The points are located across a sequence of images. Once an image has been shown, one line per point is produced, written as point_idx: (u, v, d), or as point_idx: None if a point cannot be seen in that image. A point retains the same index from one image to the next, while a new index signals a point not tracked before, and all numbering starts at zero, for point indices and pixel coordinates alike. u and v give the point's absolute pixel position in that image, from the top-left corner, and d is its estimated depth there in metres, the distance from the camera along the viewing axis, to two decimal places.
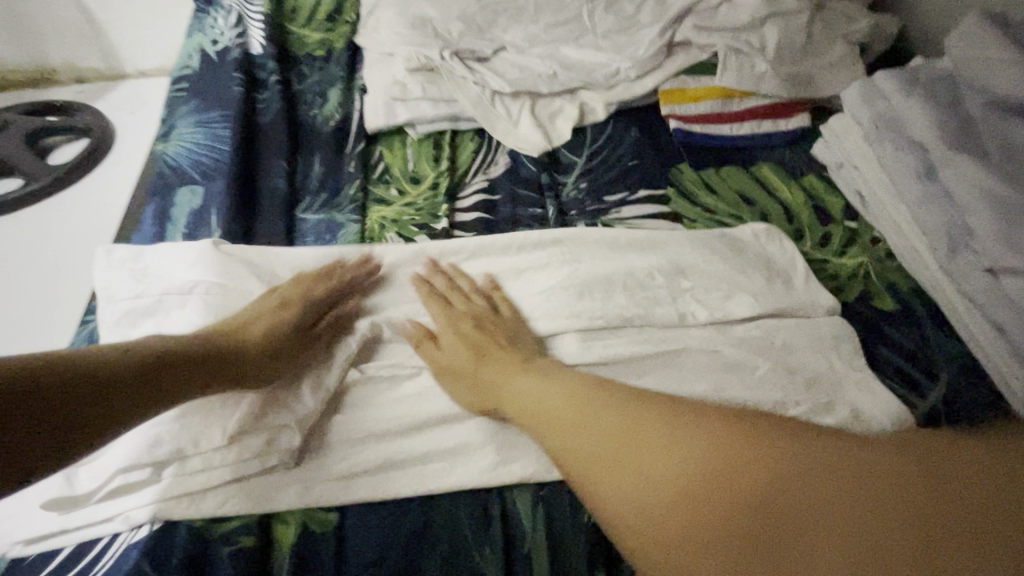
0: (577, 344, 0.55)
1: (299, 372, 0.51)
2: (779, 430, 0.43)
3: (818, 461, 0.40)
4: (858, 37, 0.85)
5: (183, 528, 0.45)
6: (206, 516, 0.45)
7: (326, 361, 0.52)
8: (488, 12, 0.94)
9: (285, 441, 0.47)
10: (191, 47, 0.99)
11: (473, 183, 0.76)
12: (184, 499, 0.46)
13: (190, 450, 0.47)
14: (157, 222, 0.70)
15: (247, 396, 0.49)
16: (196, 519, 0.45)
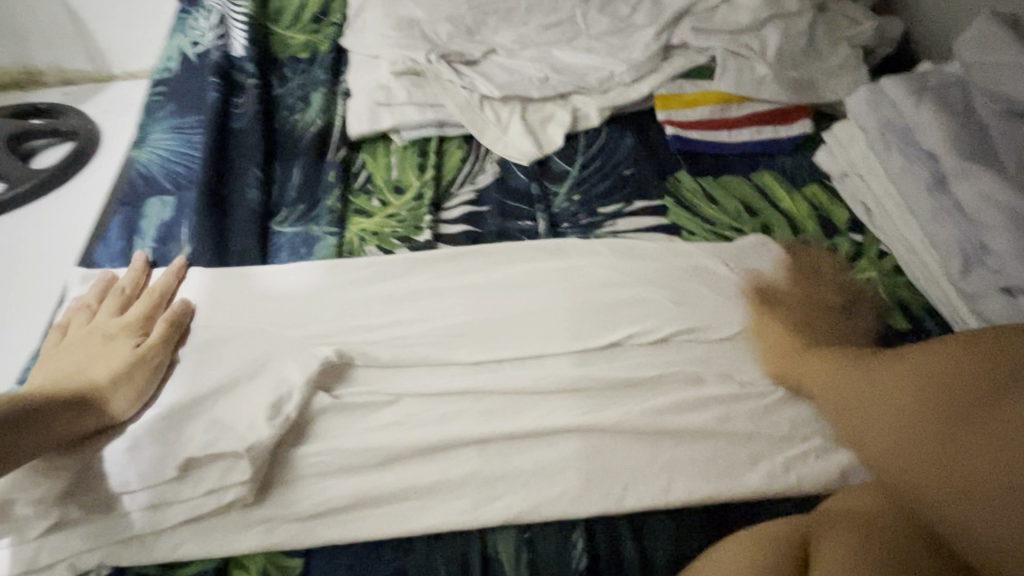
0: (569, 364, 0.51)
1: (253, 398, 0.47)
2: (891, 370, 0.45)
3: (904, 410, 0.43)
4: (862, 41, 0.82)
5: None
6: (161, 563, 0.42)
7: (286, 385, 0.48)
8: (478, 14, 0.90)
9: (242, 477, 0.43)
10: (171, 50, 0.95)
11: (459, 193, 0.72)
12: (138, 543, 0.43)
13: (142, 489, 0.43)
14: (124, 235, 0.67)
15: (201, 429, 0.45)
16: (151, 565, 0.42)
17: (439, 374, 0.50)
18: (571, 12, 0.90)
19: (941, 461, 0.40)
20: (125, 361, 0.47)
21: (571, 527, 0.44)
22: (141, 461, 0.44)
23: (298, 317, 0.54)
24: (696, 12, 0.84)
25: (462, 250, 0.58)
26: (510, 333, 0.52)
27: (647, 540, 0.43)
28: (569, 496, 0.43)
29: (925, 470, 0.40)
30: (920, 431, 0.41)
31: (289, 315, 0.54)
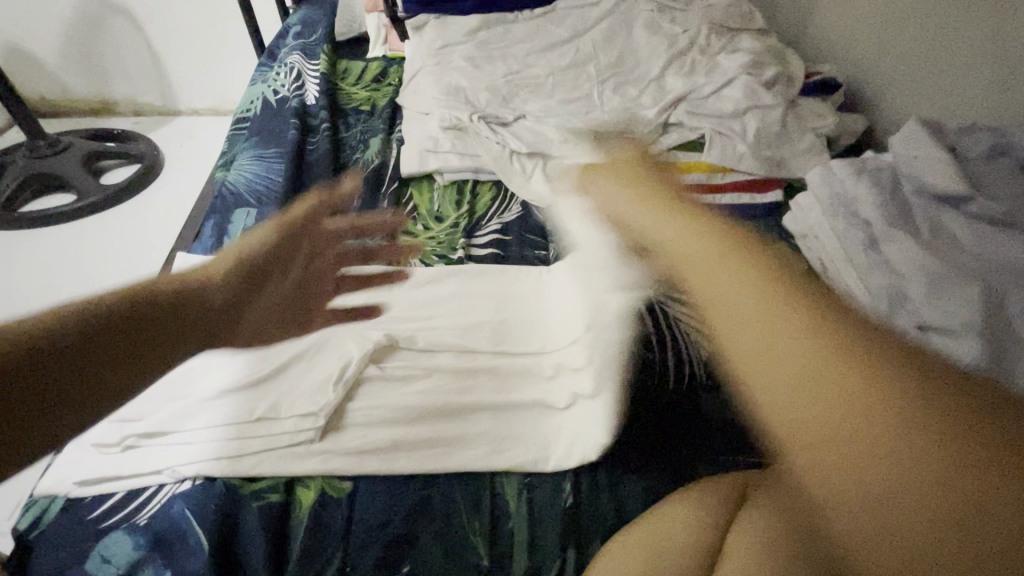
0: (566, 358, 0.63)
1: (321, 367, 0.60)
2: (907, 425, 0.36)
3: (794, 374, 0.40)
4: (827, 131, 1.00)
5: (221, 484, 0.52)
6: (242, 477, 0.53)
7: (346, 355, 0.60)
8: (512, 87, 1.11)
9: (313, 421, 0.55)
10: (255, 94, 1.14)
11: (488, 225, 0.87)
12: (223, 461, 0.53)
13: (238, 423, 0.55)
14: (216, 236, 0.83)
15: (280, 386, 0.58)
16: (233, 477, 0.53)
17: (466, 358, 0.63)
18: (589, 93, 1.10)
19: (907, 518, 0.34)
20: None
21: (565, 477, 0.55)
22: (230, 406, 0.57)
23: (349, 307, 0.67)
24: (691, 99, 1.03)
25: (491, 268, 0.73)
26: (523, 334, 0.66)
27: (621, 496, 0.54)
28: (561, 453, 0.56)
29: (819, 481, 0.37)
30: (872, 416, 0.37)
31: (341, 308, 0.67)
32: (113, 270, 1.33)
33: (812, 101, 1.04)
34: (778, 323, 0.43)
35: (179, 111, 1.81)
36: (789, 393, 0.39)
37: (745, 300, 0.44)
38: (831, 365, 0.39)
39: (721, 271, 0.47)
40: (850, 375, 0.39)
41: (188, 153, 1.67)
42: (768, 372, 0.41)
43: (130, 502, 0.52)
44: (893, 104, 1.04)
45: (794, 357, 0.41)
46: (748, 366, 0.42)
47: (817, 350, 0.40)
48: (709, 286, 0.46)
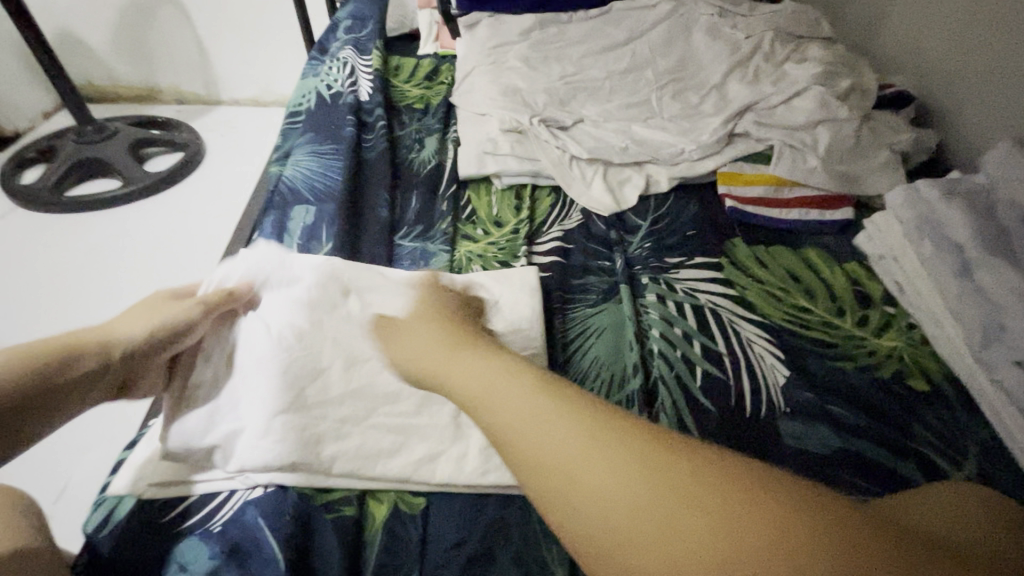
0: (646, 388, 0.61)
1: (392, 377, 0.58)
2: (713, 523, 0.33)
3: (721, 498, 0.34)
4: (902, 147, 0.95)
5: (294, 495, 0.51)
6: (315, 488, 0.52)
7: None
8: (570, 89, 1.08)
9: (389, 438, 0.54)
10: (308, 88, 1.13)
11: (549, 232, 0.86)
12: (301, 472, 0.52)
13: (312, 433, 0.53)
14: (275, 232, 0.82)
15: (349, 397, 0.56)
16: (306, 488, 0.52)
17: None
18: (648, 97, 1.06)
19: None
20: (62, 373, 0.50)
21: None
22: (294, 419, 0.54)
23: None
24: (758, 108, 0.99)
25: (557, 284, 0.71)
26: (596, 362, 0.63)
27: None
28: None
29: None
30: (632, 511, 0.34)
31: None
32: (166, 253, 1.33)
33: (886, 115, 1.00)
34: (571, 426, 0.39)
35: (220, 101, 1.82)
36: (608, 503, 0.35)
37: (500, 383, 0.44)
38: (648, 482, 0.35)
39: (546, 421, 0.40)
40: (684, 490, 0.34)
41: (227, 144, 1.67)
42: (573, 474, 0.37)
43: (204, 507, 0.52)
44: (971, 121, 0.99)
45: (587, 465, 0.37)
46: (506, 425, 0.41)
47: (624, 450, 0.37)
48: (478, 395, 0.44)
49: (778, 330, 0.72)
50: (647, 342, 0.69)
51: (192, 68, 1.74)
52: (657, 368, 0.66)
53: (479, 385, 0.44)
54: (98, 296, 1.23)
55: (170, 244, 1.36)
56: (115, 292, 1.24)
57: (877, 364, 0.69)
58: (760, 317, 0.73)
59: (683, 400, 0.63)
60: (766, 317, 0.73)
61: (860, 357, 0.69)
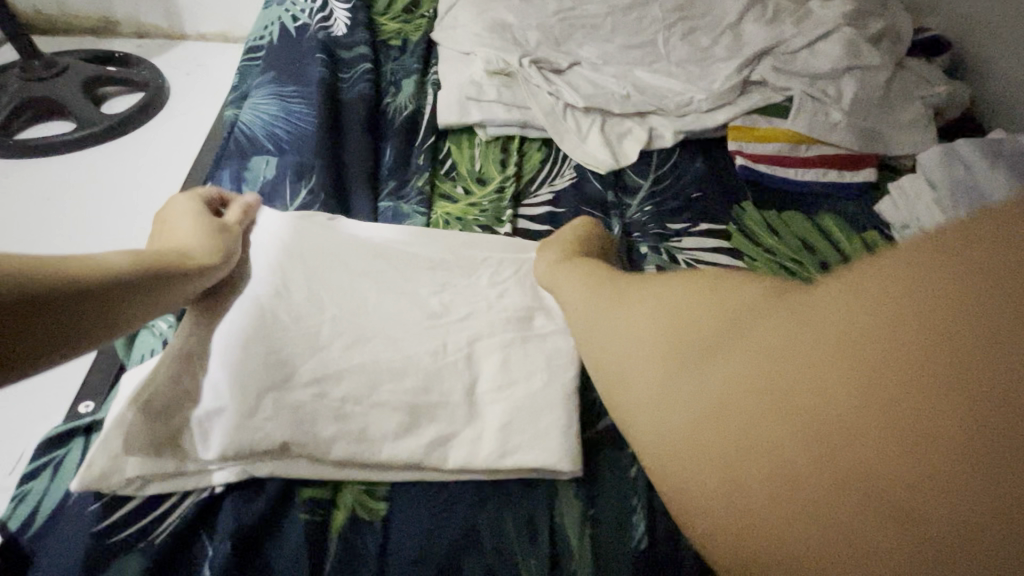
0: None
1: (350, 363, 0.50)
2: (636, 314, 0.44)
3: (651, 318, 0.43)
4: (936, 100, 0.85)
5: (274, 487, 0.46)
6: (295, 480, 0.47)
7: (384, 352, 0.51)
8: (566, 26, 0.95)
9: (349, 436, 0.47)
10: (270, 18, 0.99)
11: (537, 193, 0.77)
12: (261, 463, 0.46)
13: (249, 428, 0.45)
14: (233, 186, 0.72)
15: (294, 385, 0.48)
16: (286, 480, 0.47)
17: (529, 359, 0.53)
18: (654, 38, 0.94)
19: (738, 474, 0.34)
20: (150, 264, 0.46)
21: (632, 495, 0.48)
22: (225, 418, 0.46)
23: (393, 283, 0.57)
24: (778, 52, 0.87)
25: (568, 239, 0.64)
26: None
27: None
28: (635, 484, 0.49)
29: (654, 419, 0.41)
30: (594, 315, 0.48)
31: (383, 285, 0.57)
32: (120, 202, 1.17)
33: (918, 63, 0.89)
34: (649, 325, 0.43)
35: (185, 36, 1.60)
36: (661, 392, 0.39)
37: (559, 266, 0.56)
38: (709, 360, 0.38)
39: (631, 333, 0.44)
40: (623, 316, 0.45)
41: (198, 85, 1.47)
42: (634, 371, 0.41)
43: (140, 517, 0.45)
44: (1013, 74, 0.89)
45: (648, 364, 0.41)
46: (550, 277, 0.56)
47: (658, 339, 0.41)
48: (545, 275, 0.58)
49: None
50: None
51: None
52: None
53: (590, 325, 0.48)
54: (43, 245, 1.08)
55: (125, 191, 1.19)
56: (61, 241, 1.08)
57: None
58: None
59: None
60: None
61: None
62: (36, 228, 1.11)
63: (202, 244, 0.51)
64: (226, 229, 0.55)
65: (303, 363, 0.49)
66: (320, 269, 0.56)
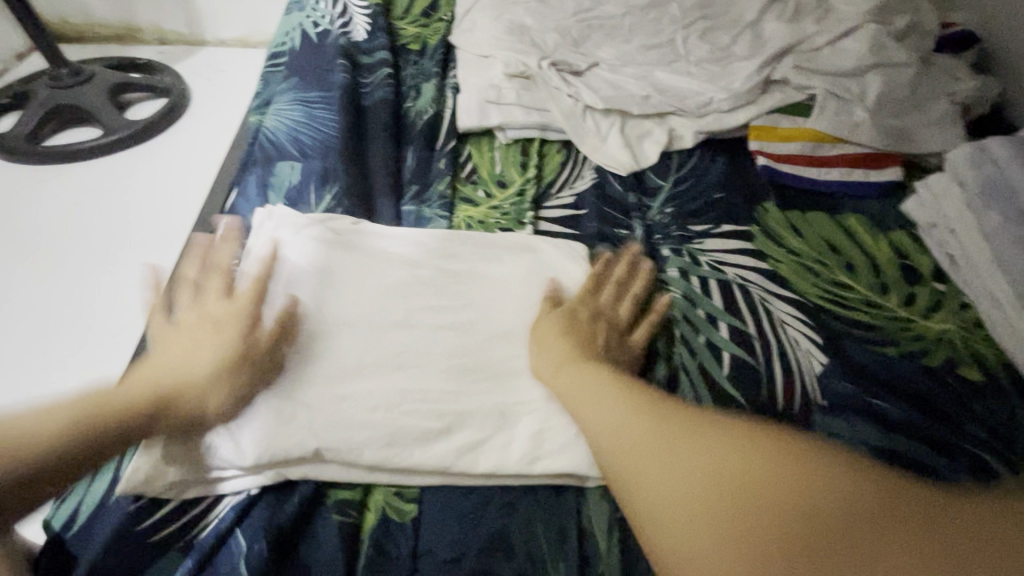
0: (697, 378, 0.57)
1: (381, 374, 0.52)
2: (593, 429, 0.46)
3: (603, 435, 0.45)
4: (963, 97, 0.83)
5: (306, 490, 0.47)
6: (326, 483, 0.48)
7: (414, 361, 0.53)
8: (584, 27, 0.95)
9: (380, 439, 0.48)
10: (291, 25, 1.00)
11: (558, 196, 0.77)
12: (295, 466, 0.48)
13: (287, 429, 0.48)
14: (259, 192, 0.73)
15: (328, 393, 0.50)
16: (318, 481, 0.48)
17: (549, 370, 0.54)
18: (673, 37, 0.93)
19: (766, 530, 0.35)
20: (125, 402, 0.45)
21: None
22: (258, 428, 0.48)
23: (400, 293, 0.58)
24: (800, 50, 0.87)
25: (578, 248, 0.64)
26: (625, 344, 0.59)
27: None
28: None
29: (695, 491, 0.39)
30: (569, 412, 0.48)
31: (408, 291, 0.58)
32: (145, 206, 1.19)
33: (945, 59, 0.87)
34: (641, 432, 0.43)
35: (206, 41, 1.62)
36: (714, 546, 0.35)
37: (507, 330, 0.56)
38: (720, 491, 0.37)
39: (601, 413, 0.46)
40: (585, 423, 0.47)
41: (219, 90, 1.50)
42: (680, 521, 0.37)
43: (181, 517, 0.46)
44: None
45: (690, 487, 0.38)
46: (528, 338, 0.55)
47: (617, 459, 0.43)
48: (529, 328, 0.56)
49: (814, 310, 0.64)
50: (668, 324, 0.62)
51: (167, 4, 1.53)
52: (676, 353, 0.59)
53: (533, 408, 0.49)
54: (71, 248, 1.10)
55: (148, 194, 1.21)
56: (89, 244, 1.11)
57: (925, 350, 0.61)
58: (795, 295, 0.66)
59: (707, 389, 0.56)
60: (801, 295, 0.66)
61: (906, 341, 0.62)
62: (65, 234, 1.13)
63: (221, 342, 0.50)
64: (235, 319, 0.52)
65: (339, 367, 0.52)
66: (355, 278, 0.58)
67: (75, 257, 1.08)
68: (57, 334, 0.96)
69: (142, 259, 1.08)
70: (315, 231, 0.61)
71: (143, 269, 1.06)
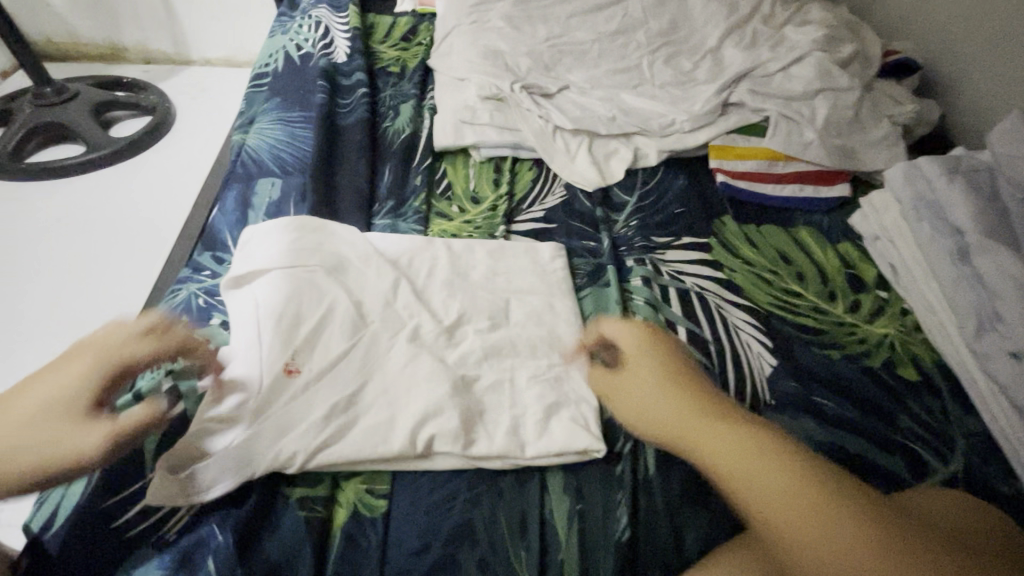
0: None
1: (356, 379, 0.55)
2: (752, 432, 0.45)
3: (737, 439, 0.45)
4: (904, 119, 0.90)
5: (282, 489, 0.50)
6: (293, 481, 0.51)
7: (387, 368, 0.56)
8: (555, 52, 1.00)
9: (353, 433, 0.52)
10: (275, 47, 1.04)
11: (529, 210, 0.81)
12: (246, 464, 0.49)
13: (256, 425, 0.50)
14: (239, 209, 0.76)
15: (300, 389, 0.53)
16: (287, 481, 0.51)
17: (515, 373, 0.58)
18: (639, 62, 0.99)
19: None
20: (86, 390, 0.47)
21: (617, 489, 0.52)
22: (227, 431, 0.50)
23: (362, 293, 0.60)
24: (755, 76, 0.93)
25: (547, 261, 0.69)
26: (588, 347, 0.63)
27: (680, 527, 0.50)
28: (621, 484, 0.52)
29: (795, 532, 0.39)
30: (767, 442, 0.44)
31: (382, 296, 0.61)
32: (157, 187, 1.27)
33: (888, 85, 0.94)
34: (800, 511, 0.40)
35: (191, 61, 1.65)
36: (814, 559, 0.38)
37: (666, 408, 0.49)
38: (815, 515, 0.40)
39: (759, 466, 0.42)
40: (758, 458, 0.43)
41: (204, 108, 1.52)
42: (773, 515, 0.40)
43: (156, 510, 0.49)
44: (978, 94, 0.93)
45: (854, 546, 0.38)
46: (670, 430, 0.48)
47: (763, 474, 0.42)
48: (650, 402, 0.50)
49: (766, 315, 0.69)
50: None
51: (152, 24, 1.56)
52: None
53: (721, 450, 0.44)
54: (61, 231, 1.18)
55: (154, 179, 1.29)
56: (80, 251, 1.14)
57: (867, 352, 0.66)
58: (749, 302, 0.70)
59: None
60: (755, 302, 0.70)
61: (850, 345, 0.67)
62: (65, 211, 1.22)
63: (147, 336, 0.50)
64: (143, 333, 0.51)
65: (317, 364, 0.55)
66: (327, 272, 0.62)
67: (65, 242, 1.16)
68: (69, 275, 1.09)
69: (126, 270, 1.11)
70: (292, 229, 0.64)
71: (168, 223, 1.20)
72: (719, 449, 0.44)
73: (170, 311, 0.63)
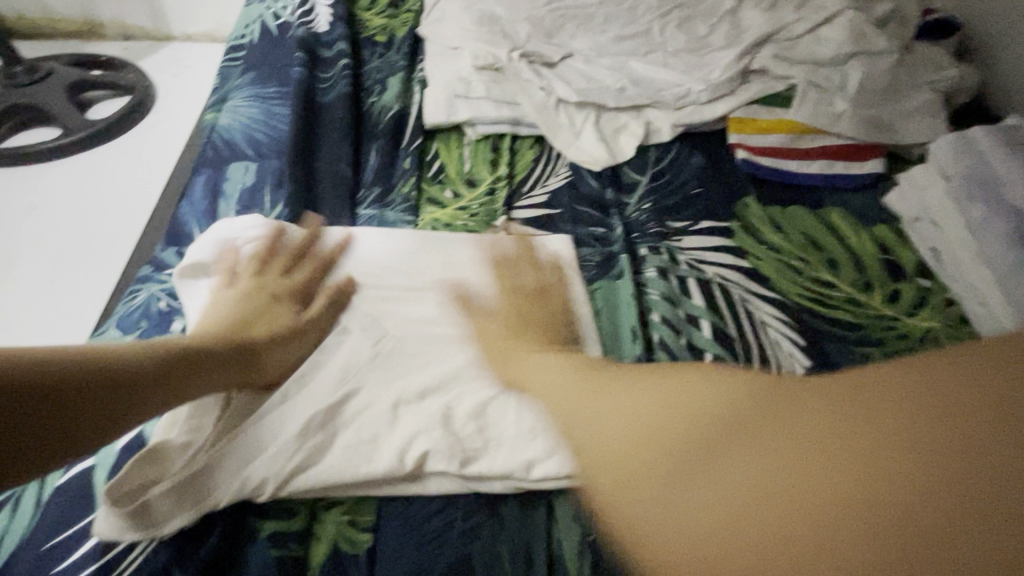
0: None
1: (335, 396, 0.48)
2: (559, 377, 0.50)
3: (573, 390, 0.48)
4: (944, 86, 0.81)
5: (252, 524, 0.45)
6: (261, 515, 0.45)
7: (374, 383, 0.50)
8: (558, 17, 0.91)
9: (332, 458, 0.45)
10: (250, 17, 0.94)
11: (531, 194, 0.74)
12: (207, 497, 0.43)
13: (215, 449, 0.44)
14: (209, 197, 0.68)
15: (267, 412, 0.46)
16: (258, 515, 0.45)
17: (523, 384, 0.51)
18: (649, 26, 0.90)
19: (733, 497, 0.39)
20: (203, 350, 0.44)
21: None
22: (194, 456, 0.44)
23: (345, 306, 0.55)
24: (779, 40, 0.84)
25: (550, 256, 0.62)
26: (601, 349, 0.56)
27: None
28: None
29: (626, 475, 0.43)
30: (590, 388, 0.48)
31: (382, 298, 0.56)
32: (139, 161, 1.23)
33: (927, 48, 0.85)
34: (658, 447, 0.42)
35: (171, 36, 1.54)
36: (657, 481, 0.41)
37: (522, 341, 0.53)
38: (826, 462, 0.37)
39: (610, 419, 0.45)
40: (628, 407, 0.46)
41: (185, 86, 1.43)
42: (632, 464, 0.43)
43: (104, 553, 0.42)
44: (1022, 58, 0.85)
45: (682, 448, 0.42)
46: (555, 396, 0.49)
47: (604, 427, 0.45)
48: (530, 373, 0.50)
49: (796, 309, 0.62)
50: (646, 330, 0.59)
51: None
52: (652, 359, 0.56)
53: (567, 411, 0.47)
54: (41, 202, 1.13)
55: (139, 151, 1.25)
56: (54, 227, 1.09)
57: (909, 350, 0.59)
58: (776, 294, 0.63)
59: None
60: (781, 294, 0.63)
61: (890, 342, 0.60)
62: (47, 179, 1.17)
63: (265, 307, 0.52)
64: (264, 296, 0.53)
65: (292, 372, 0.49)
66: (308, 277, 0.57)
67: (45, 212, 1.11)
68: (48, 245, 1.06)
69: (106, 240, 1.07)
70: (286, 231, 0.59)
71: (149, 193, 1.17)
72: (546, 391, 0.49)
73: (128, 317, 0.57)
